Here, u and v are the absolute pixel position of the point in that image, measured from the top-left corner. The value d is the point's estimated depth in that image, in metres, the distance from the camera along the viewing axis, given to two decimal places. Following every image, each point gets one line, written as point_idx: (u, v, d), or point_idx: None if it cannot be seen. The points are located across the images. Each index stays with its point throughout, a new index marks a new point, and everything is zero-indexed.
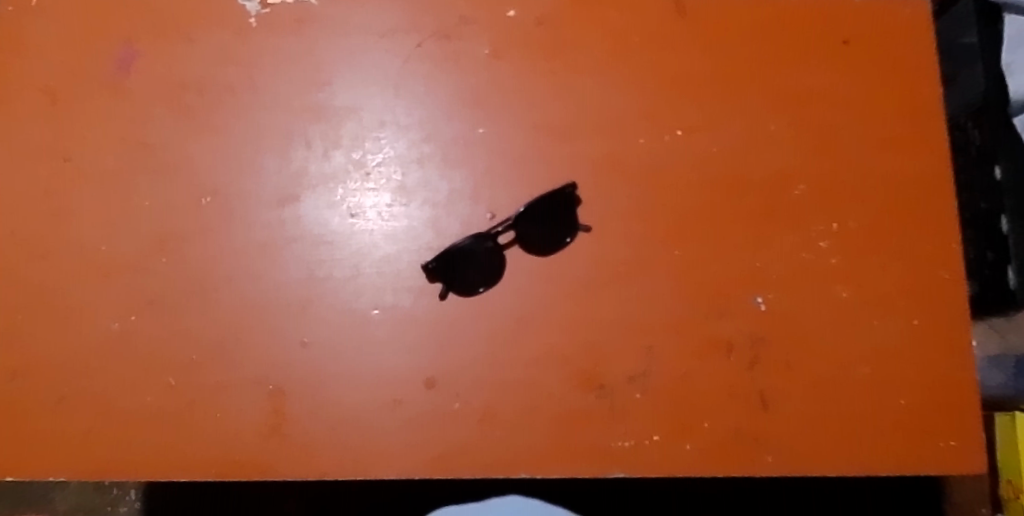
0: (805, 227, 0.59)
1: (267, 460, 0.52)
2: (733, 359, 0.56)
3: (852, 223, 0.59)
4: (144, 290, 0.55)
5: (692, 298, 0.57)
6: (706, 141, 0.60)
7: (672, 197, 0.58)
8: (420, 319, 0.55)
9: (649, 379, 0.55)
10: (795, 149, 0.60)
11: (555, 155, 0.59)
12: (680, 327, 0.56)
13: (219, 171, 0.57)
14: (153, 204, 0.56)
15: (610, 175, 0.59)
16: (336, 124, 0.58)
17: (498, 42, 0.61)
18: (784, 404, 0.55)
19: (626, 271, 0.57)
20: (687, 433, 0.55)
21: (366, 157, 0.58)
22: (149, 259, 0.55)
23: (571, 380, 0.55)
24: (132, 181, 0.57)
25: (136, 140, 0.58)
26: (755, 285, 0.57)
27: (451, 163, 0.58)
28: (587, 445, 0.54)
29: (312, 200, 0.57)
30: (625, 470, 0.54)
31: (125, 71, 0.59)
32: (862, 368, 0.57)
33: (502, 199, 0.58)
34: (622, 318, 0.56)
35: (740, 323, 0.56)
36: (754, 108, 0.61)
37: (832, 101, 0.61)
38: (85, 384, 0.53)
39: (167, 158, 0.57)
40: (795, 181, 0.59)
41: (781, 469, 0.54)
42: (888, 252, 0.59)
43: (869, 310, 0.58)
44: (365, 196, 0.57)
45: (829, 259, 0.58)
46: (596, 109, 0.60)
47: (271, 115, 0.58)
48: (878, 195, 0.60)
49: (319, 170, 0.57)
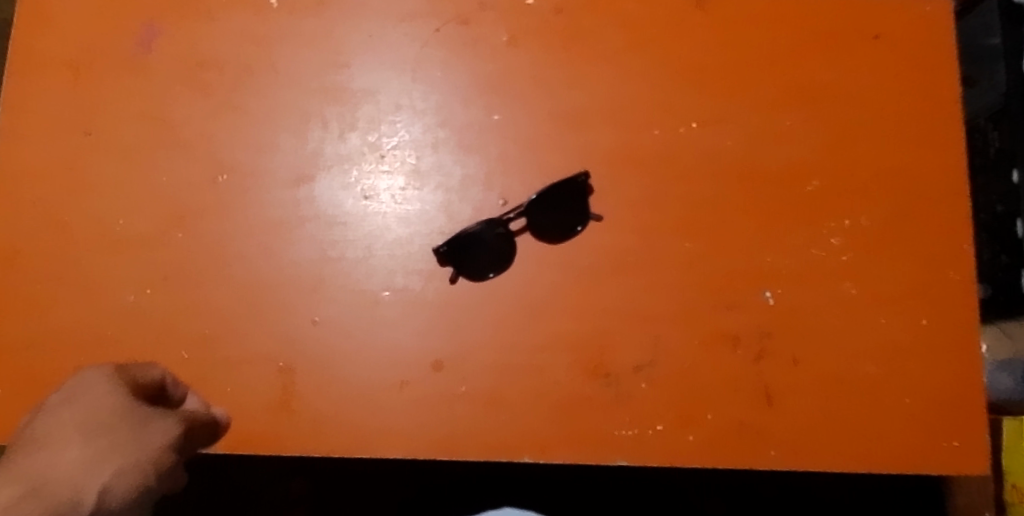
0: (817, 222, 0.58)
1: (275, 436, 0.54)
2: (739, 352, 0.56)
3: (864, 221, 0.59)
4: (159, 264, 0.56)
5: (700, 291, 0.57)
6: (721, 134, 0.59)
7: (683, 190, 0.58)
8: (430, 303, 0.56)
9: (655, 370, 0.56)
10: (809, 145, 0.60)
11: (568, 144, 0.59)
12: (687, 319, 0.56)
13: (237, 149, 0.58)
14: (171, 179, 0.57)
15: (622, 165, 0.59)
16: (353, 106, 0.59)
17: (517, 30, 0.61)
18: (788, 400, 0.56)
19: (635, 261, 0.57)
20: (689, 424, 0.55)
21: (381, 140, 0.58)
22: (165, 234, 0.56)
23: (578, 367, 0.55)
24: (150, 156, 0.58)
25: (155, 116, 0.58)
26: (763, 280, 0.57)
27: (465, 148, 0.59)
28: (590, 433, 0.55)
29: (326, 181, 0.57)
30: (626, 457, 0.55)
31: (146, 48, 0.59)
32: (869, 366, 0.57)
33: (515, 187, 0.58)
34: (630, 308, 0.56)
35: (748, 317, 0.57)
36: (771, 103, 0.60)
37: (848, 99, 0.61)
38: (100, 353, 0.54)
39: (185, 134, 0.58)
40: (808, 177, 0.59)
41: (781, 464, 0.55)
42: (900, 251, 0.59)
43: (876, 308, 0.57)
44: (379, 178, 0.58)
45: (839, 257, 0.58)
46: (610, 100, 0.60)
47: (290, 94, 0.59)
48: (892, 194, 0.59)
49: (334, 152, 0.58)
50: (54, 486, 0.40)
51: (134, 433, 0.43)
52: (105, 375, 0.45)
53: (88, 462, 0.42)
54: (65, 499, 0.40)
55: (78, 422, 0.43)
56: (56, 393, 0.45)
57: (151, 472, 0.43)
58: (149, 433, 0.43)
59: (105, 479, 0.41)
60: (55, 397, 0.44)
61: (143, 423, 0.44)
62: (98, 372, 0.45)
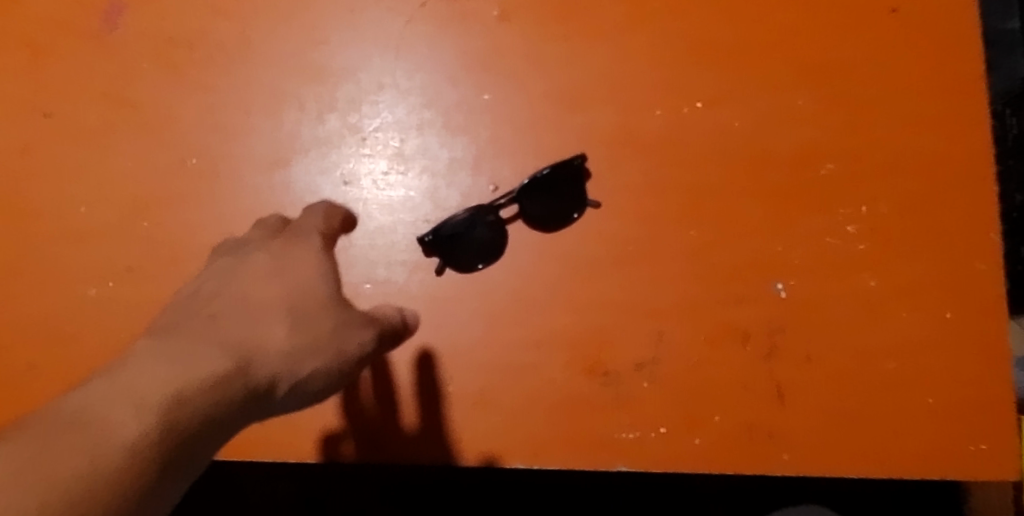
0: (831, 209, 0.54)
1: (253, 437, 0.53)
2: (747, 348, 0.52)
3: (884, 206, 0.54)
4: (124, 256, 0.52)
5: (707, 283, 0.53)
6: (729, 114, 0.55)
7: (688, 174, 0.54)
8: (414, 297, 0.53)
9: (658, 367, 0.52)
10: (824, 126, 0.55)
11: (564, 125, 0.55)
12: (693, 314, 0.52)
13: (207, 132, 0.54)
14: (137, 164, 0.54)
15: (622, 148, 0.55)
16: (332, 86, 0.55)
17: (509, 3, 0.56)
18: (802, 401, 0.51)
19: (636, 251, 0.53)
20: (695, 426, 0.51)
21: (362, 122, 0.55)
22: (129, 224, 0.53)
23: (575, 365, 0.52)
24: (115, 139, 0.54)
25: (121, 97, 0.55)
26: (775, 271, 0.53)
27: (453, 131, 0.55)
28: (586, 435, 0.52)
29: (303, 165, 0.54)
30: (627, 462, 0.51)
31: (110, 24, 0.55)
32: (890, 363, 0.52)
33: (506, 171, 0.54)
34: (630, 301, 0.52)
35: (759, 311, 0.52)
36: (784, 81, 0.56)
37: (868, 75, 0.56)
38: (62, 350, 0.51)
39: (152, 116, 0.54)
40: (822, 159, 0.55)
41: (793, 469, 0.51)
42: (922, 239, 0.54)
43: (897, 301, 0.53)
44: (360, 163, 0.54)
45: (856, 245, 0.54)
46: (610, 78, 0.55)
47: (264, 73, 0.55)
48: (914, 177, 0.54)
49: (311, 134, 0.54)
50: (262, 362, 0.41)
51: (336, 327, 0.46)
52: (318, 242, 0.48)
53: (292, 348, 0.43)
54: (262, 380, 0.41)
55: (288, 267, 0.46)
56: (256, 253, 0.47)
57: (345, 364, 0.46)
58: (346, 346, 0.46)
59: (313, 365, 0.44)
60: (260, 259, 0.47)
61: (344, 323, 0.46)
62: (311, 227, 0.49)
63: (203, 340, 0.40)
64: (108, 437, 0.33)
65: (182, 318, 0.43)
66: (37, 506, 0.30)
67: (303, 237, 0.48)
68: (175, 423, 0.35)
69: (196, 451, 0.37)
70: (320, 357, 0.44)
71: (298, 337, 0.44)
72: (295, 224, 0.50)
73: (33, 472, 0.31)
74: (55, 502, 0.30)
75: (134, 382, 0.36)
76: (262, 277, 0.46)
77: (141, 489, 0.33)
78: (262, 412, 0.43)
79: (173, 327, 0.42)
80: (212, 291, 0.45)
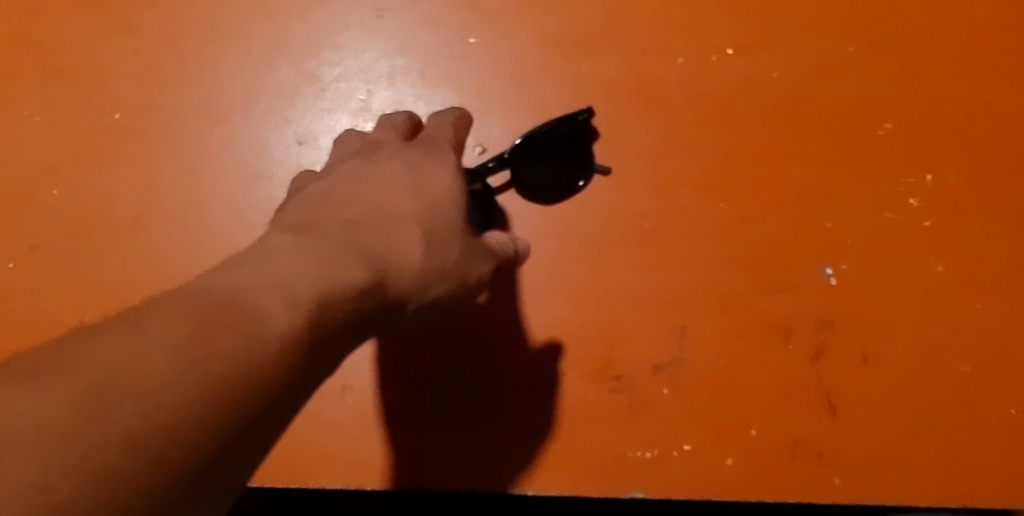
0: (890, 177, 0.44)
1: None
2: (790, 347, 0.43)
3: (954, 174, 0.44)
4: (28, 229, 0.43)
5: (739, 267, 0.43)
6: (765, 63, 0.45)
7: (716, 135, 0.45)
8: None
9: (680, 370, 0.42)
10: (881, 77, 0.45)
11: (567, 75, 0.45)
12: (722, 304, 0.43)
13: (131, 81, 0.45)
14: (45, 119, 0.45)
15: (637, 103, 0.45)
16: (285, 26, 0.46)
17: None
18: (856, 411, 0.42)
19: (653, 228, 0.44)
20: (727, 443, 0.42)
21: (320, 69, 0.45)
22: (36, 190, 0.44)
23: (580, 367, 0.43)
24: (21, 90, 0.45)
25: (30, 41, 0.46)
26: (823, 252, 0.43)
27: (431, 81, 0.45)
28: (593, 453, 0.42)
29: (245, 121, 0.44)
30: (644, 488, 0.42)
31: None
32: (964, 365, 0.42)
33: (495, 130, 0.45)
34: (646, 289, 0.43)
35: (803, 301, 0.43)
36: (830, 23, 0.46)
37: (934, 16, 0.46)
38: None
39: (67, 62, 0.45)
40: (879, 117, 0.45)
41: (848, 496, 0.41)
42: (1002, 213, 0.44)
43: (973, 289, 0.43)
44: (317, 118, 0.45)
45: (921, 220, 0.44)
46: (622, 19, 0.46)
47: (203, 10, 0.46)
48: (992, 139, 0.45)
49: (258, 83, 0.45)
50: (399, 269, 0.33)
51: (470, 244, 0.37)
52: (453, 158, 0.39)
53: (426, 263, 0.34)
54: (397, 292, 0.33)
55: (425, 173, 0.37)
56: (357, 158, 0.39)
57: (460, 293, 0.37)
58: (470, 271, 0.37)
59: (440, 289, 0.35)
60: (356, 164, 0.38)
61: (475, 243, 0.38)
62: (441, 139, 0.40)
63: (349, 238, 0.32)
64: (255, 325, 0.25)
65: (300, 213, 0.34)
66: (139, 410, 0.22)
67: (434, 148, 0.39)
68: (316, 325, 0.27)
69: (321, 370, 0.28)
70: (443, 279, 0.35)
71: (436, 248, 0.35)
72: (424, 135, 0.40)
73: (165, 355, 0.23)
74: (165, 418, 0.22)
75: (277, 271, 0.27)
76: (390, 181, 0.36)
77: (255, 404, 0.24)
78: (384, 325, 0.34)
79: (305, 226, 0.32)
80: (328, 189, 0.36)
